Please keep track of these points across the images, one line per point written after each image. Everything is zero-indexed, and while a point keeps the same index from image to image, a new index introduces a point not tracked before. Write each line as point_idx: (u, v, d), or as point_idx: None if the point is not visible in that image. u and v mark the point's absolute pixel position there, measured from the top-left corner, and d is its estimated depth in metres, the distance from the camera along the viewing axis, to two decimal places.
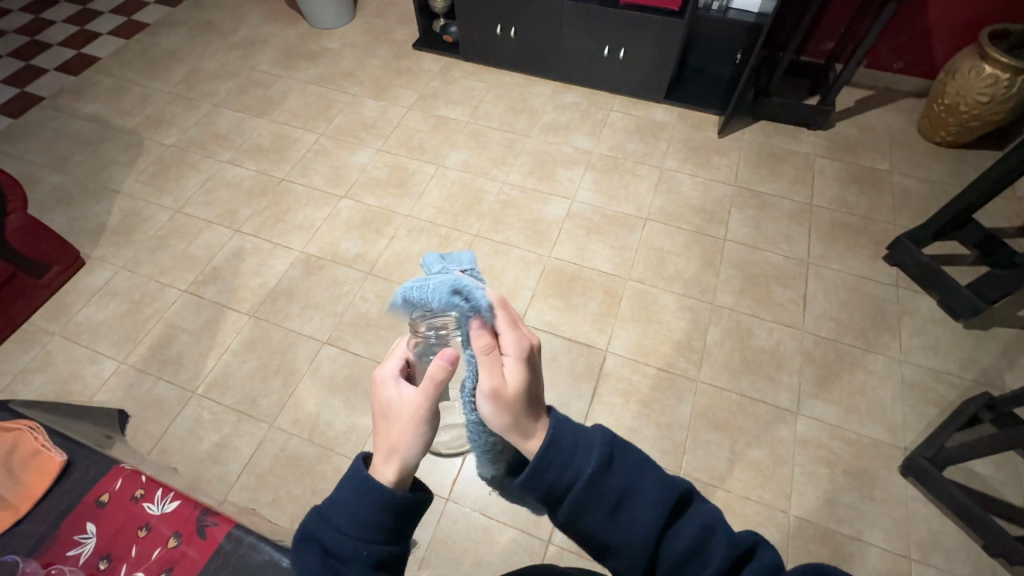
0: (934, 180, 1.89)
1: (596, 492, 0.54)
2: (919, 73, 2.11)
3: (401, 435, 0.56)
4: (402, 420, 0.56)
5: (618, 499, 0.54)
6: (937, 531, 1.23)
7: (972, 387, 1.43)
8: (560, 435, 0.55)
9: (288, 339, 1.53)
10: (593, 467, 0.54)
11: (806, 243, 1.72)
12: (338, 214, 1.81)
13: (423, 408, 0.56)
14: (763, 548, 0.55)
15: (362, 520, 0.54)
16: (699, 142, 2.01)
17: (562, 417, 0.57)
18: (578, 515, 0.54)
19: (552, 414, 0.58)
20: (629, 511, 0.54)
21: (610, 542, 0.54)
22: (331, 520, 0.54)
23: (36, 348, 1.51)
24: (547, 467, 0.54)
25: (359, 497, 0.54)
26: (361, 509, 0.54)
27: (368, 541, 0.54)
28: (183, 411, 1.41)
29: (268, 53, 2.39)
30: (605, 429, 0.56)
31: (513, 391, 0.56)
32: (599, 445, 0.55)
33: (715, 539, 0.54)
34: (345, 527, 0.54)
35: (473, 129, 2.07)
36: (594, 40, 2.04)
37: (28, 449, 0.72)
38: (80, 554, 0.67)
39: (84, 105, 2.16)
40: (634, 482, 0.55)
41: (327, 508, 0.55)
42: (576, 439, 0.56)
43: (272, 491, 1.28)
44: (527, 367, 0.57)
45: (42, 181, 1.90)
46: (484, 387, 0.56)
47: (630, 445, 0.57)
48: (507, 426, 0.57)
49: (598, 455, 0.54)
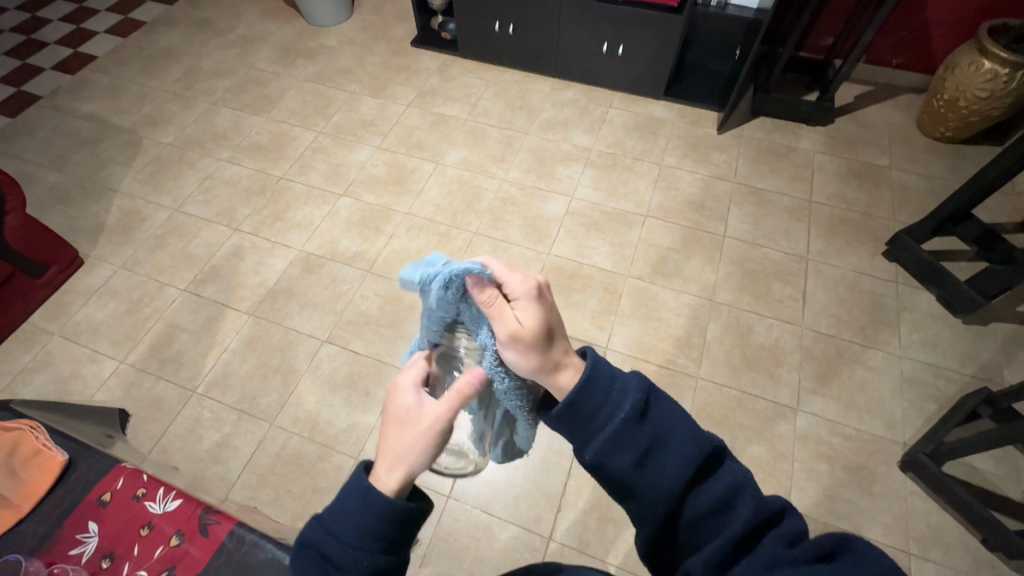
0: (933, 175, 1.89)
1: (626, 435, 0.55)
2: (919, 68, 2.11)
3: (413, 442, 0.57)
4: (419, 430, 0.57)
5: (648, 445, 0.55)
6: (936, 525, 1.23)
7: (971, 383, 1.43)
8: (597, 378, 0.57)
9: (288, 337, 1.53)
10: (626, 411, 0.55)
11: (805, 239, 1.72)
12: (337, 212, 1.81)
13: (443, 422, 0.58)
14: (794, 514, 0.53)
15: (363, 530, 0.53)
16: (698, 139, 2.01)
17: (600, 360, 0.59)
18: (607, 456, 0.55)
19: (590, 354, 0.60)
20: (657, 458, 0.55)
21: (636, 486, 0.55)
22: (331, 529, 0.54)
23: (35, 348, 1.51)
24: (581, 405, 0.57)
25: (361, 506, 0.53)
26: (362, 520, 0.53)
27: (369, 551, 0.53)
28: (183, 410, 1.41)
29: (266, 51, 2.38)
30: (643, 376, 0.57)
31: (531, 329, 0.60)
32: (634, 390, 0.56)
33: (744, 500, 0.52)
34: (346, 537, 0.53)
35: (472, 126, 2.06)
36: (592, 37, 2.03)
37: (29, 449, 0.72)
38: (82, 553, 0.67)
39: (81, 103, 2.15)
40: (665, 429, 0.55)
41: (327, 516, 0.54)
42: (613, 383, 0.57)
43: (273, 490, 1.28)
44: (537, 301, 0.62)
45: (40, 180, 1.89)
46: (502, 335, 0.61)
47: (667, 395, 0.57)
48: (540, 364, 0.61)
49: (632, 401, 0.55)
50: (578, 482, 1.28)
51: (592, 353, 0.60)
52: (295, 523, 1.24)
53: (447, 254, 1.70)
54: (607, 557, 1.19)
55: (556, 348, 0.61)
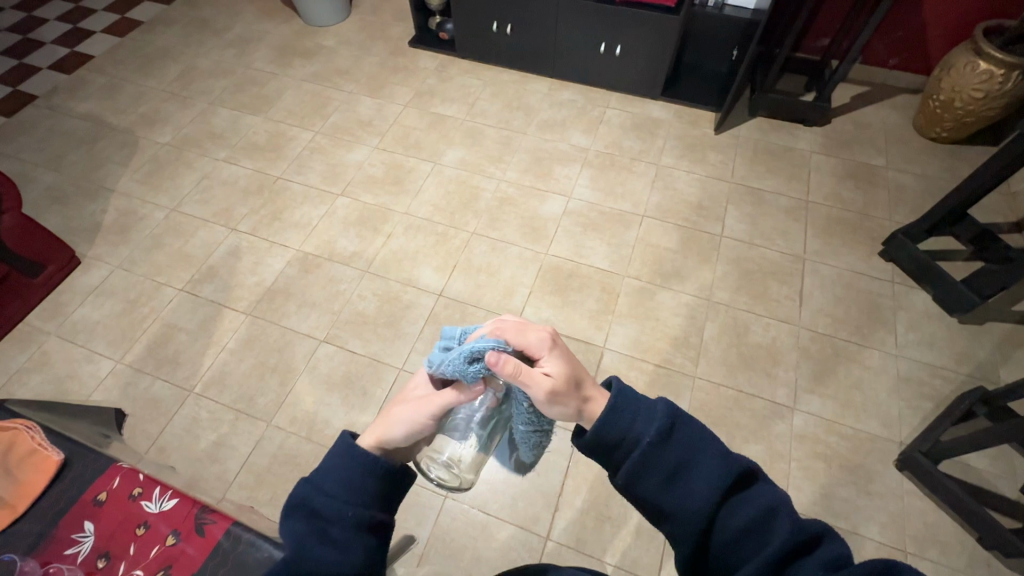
0: (930, 176, 1.90)
1: (654, 459, 0.55)
2: (915, 69, 2.12)
3: (402, 418, 0.66)
4: (410, 406, 0.67)
5: (677, 468, 0.55)
6: (932, 523, 1.24)
7: (967, 382, 1.44)
8: (622, 405, 0.57)
9: (285, 337, 1.53)
10: (653, 436, 0.55)
11: (802, 239, 1.73)
12: (335, 212, 1.81)
13: (432, 406, 0.66)
14: (833, 538, 0.52)
15: (352, 483, 0.59)
16: (696, 139, 2.01)
17: (625, 387, 0.58)
18: (636, 480, 0.56)
19: (614, 383, 0.59)
20: (687, 481, 0.55)
21: (667, 509, 0.55)
22: (321, 486, 0.58)
23: (32, 348, 1.51)
24: (608, 432, 0.57)
25: (352, 464, 0.59)
26: (353, 475, 0.59)
27: (356, 505, 0.58)
28: (180, 410, 1.40)
29: (263, 51, 2.38)
30: (669, 402, 0.56)
31: (560, 379, 0.63)
32: (661, 415, 0.56)
33: (778, 522, 0.52)
34: (338, 493, 0.58)
35: (470, 126, 2.06)
36: (590, 37, 2.03)
37: (25, 449, 0.72)
38: (77, 553, 0.67)
39: (78, 103, 2.14)
40: (693, 453, 0.55)
41: (317, 476, 0.59)
42: (638, 408, 0.57)
43: (271, 490, 1.28)
44: (557, 354, 0.65)
45: (36, 180, 1.88)
46: (538, 394, 0.63)
47: (694, 420, 0.57)
48: (576, 410, 0.63)
49: (658, 425, 0.55)
50: (576, 481, 1.28)
51: (617, 382, 0.59)
52: None
53: (445, 253, 1.70)
54: (606, 558, 1.18)
55: (583, 391, 0.64)
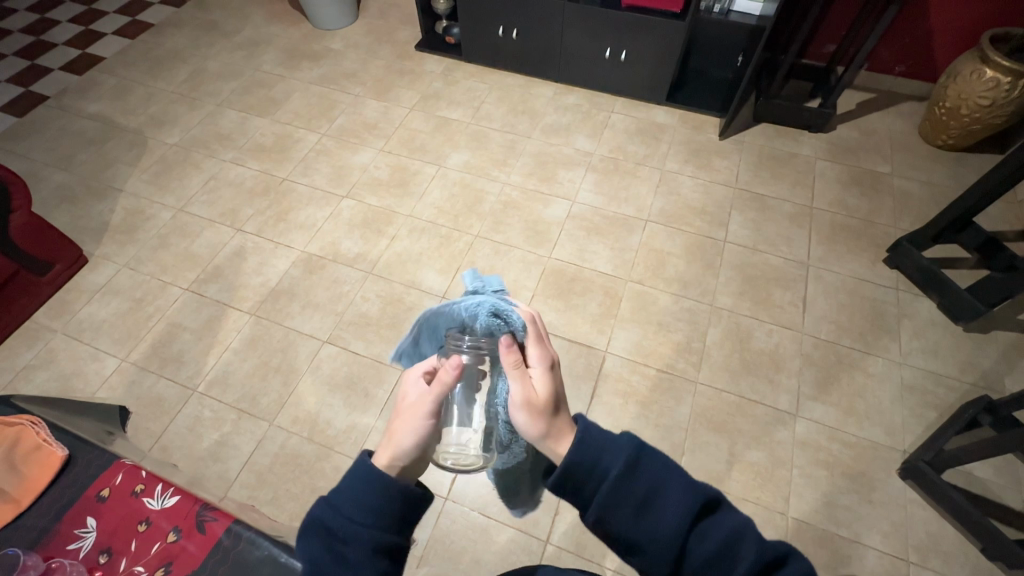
0: (935, 183, 1.89)
1: (622, 492, 0.55)
2: (922, 76, 2.11)
3: (407, 429, 0.63)
4: (408, 415, 0.64)
5: (645, 500, 0.55)
6: (935, 533, 1.23)
7: (972, 391, 1.43)
8: (588, 440, 0.58)
9: (288, 337, 1.53)
10: (620, 467, 0.55)
11: (806, 245, 1.72)
12: (340, 213, 1.82)
13: (427, 406, 0.64)
14: (797, 557, 0.55)
15: (366, 505, 0.57)
16: (700, 145, 2.02)
17: (590, 421, 0.59)
18: (607, 514, 0.55)
19: (579, 418, 0.60)
20: (656, 511, 0.55)
21: (638, 542, 0.55)
22: (338, 507, 0.57)
23: (38, 346, 1.52)
24: (575, 468, 0.57)
25: (366, 485, 0.58)
26: (367, 496, 0.58)
27: (372, 527, 0.57)
28: (184, 408, 1.41)
29: (271, 53, 2.40)
30: (633, 434, 0.57)
31: (543, 398, 0.63)
32: (626, 445, 0.57)
33: (746, 545, 0.54)
34: (353, 514, 0.57)
35: (475, 130, 2.08)
36: (595, 42, 2.04)
37: (30, 444, 0.72)
38: (80, 548, 0.68)
39: (89, 104, 2.17)
40: (659, 484, 0.56)
41: (334, 496, 0.58)
42: (604, 442, 0.58)
43: (272, 489, 1.29)
44: (551, 375, 0.66)
45: (45, 180, 1.91)
46: (517, 396, 0.63)
47: (659, 450, 0.57)
48: (540, 432, 0.62)
49: (624, 457, 0.56)
50: None
51: (582, 418, 0.59)
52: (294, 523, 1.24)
53: (448, 256, 1.70)
54: (605, 563, 1.18)
55: (557, 419, 0.63)
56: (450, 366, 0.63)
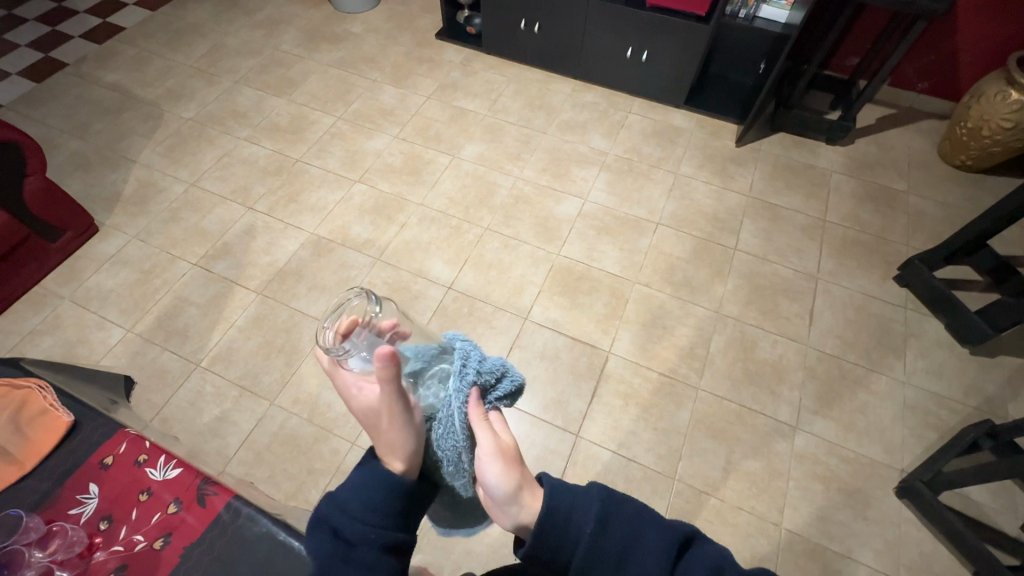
0: (950, 204, 1.87)
1: (598, 551, 0.52)
2: (945, 94, 2.09)
3: (400, 431, 0.55)
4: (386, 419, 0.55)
5: (622, 556, 0.52)
6: (928, 554, 1.23)
7: (974, 415, 1.42)
8: (557, 501, 0.54)
9: (294, 318, 1.54)
10: (592, 525, 0.52)
11: (817, 258, 1.72)
12: (351, 198, 1.82)
13: (395, 399, 0.54)
14: None
15: (373, 504, 0.53)
16: (716, 151, 2.00)
17: (556, 479, 0.55)
18: None
19: (545, 479, 0.56)
20: (635, 566, 0.51)
21: None
22: (342, 506, 0.54)
23: (45, 311, 1.53)
24: (545, 537, 0.53)
25: (369, 483, 0.54)
26: (373, 493, 0.54)
27: (380, 526, 0.53)
28: (186, 382, 1.42)
29: (291, 33, 2.40)
30: (601, 484, 0.54)
31: (509, 449, 0.58)
32: (595, 500, 0.54)
33: None
34: (359, 513, 0.53)
35: (490, 122, 2.07)
36: (618, 41, 2.03)
37: (36, 408, 0.73)
38: (81, 513, 0.68)
39: (107, 73, 2.17)
40: (635, 534, 0.52)
41: (338, 493, 0.54)
42: (573, 500, 0.54)
43: (270, 468, 1.30)
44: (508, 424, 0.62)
45: (61, 146, 1.91)
46: (489, 447, 0.57)
47: (629, 497, 0.54)
48: (514, 486, 0.56)
49: (594, 513, 0.53)
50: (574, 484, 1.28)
51: (548, 477, 0.56)
52: (289, 502, 1.25)
53: (457, 247, 1.70)
54: None
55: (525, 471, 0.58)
56: (378, 362, 0.50)
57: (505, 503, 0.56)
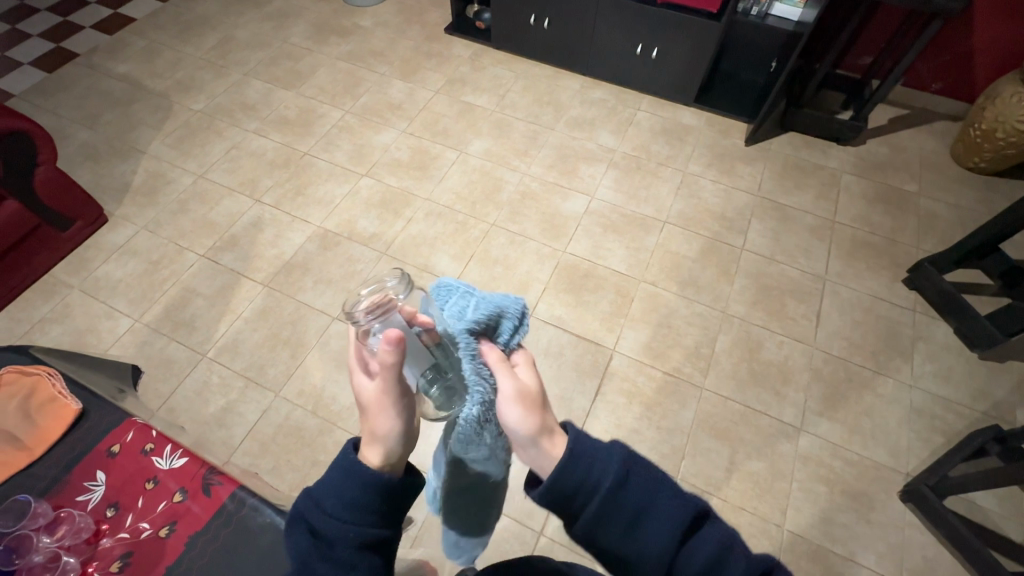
0: (963, 207, 1.85)
1: (613, 507, 0.52)
2: (959, 95, 2.06)
3: (387, 422, 0.55)
4: (377, 407, 0.55)
5: (636, 515, 0.52)
6: (932, 558, 1.22)
7: (981, 420, 1.41)
8: (579, 455, 0.52)
9: (299, 311, 1.55)
10: (612, 483, 0.51)
11: (825, 259, 1.70)
12: (358, 191, 1.82)
13: (393, 387, 0.54)
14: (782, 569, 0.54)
15: (349, 503, 0.53)
16: (725, 150, 1.99)
17: (581, 431, 0.54)
18: (595, 530, 0.52)
19: (570, 429, 0.55)
20: (647, 527, 0.52)
21: (627, 555, 0.53)
22: (320, 502, 0.53)
23: (55, 300, 1.55)
24: (565, 481, 0.52)
25: (344, 481, 0.53)
26: (348, 492, 0.53)
27: (356, 524, 0.53)
28: (192, 373, 1.43)
29: (301, 26, 2.40)
30: (624, 445, 0.53)
31: (525, 393, 0.56)
32: (615, 459, 0.52)
33: (732, 558, 0.52)
34: (336, 511, 0.52)
35: (498, 118, 2.06)
36: (628, 38, 2.01)
37: (45, 395, 0.74)
38: (88, 500, 0.69)
39: (117, 65, 2.18)
40: (651, 499, 0.52)
41: (316, 490, 0.54)
42: (595, 454, 0.53)
43: (274, 459, 1.31)
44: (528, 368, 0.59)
45: (71, 136, 1.93)
46: (509, 391, 0.55)
47: (649, 463, 0.54)
48: (535, 430, 0.55)
49: (616, 471, 0.52)
50: None
51: (574, 428, 0.55)
52: (293, 493, 1.26)
53: (463, 242, 1.70)
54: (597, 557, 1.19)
55: (542, 416, 0.56)
56: (385, 343, 0.51)
57: (528, 447, 0.55)
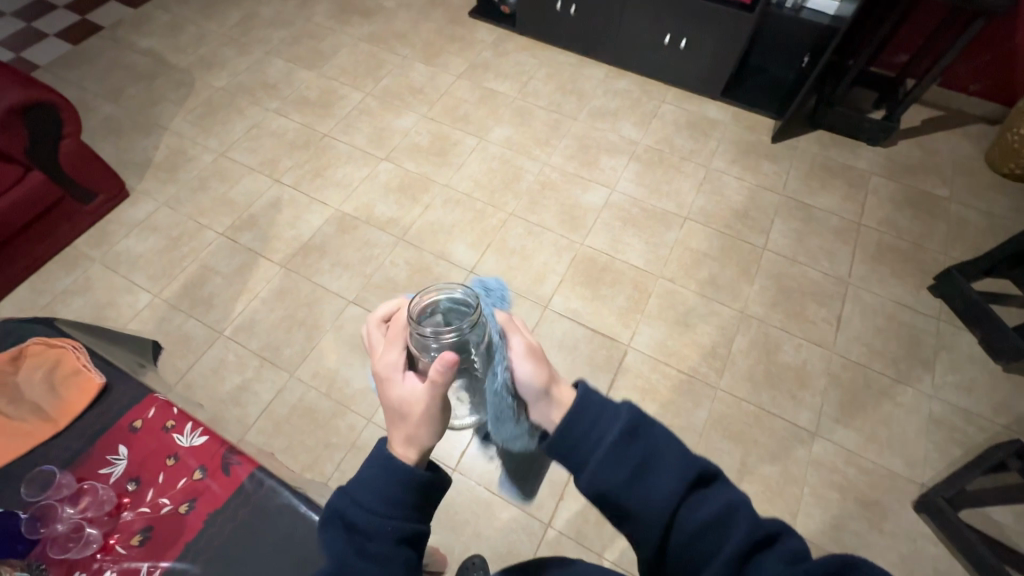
0: (995, 214, 1.80)
1: (618, 455, 0.52)
2: (997, 98, 1.99)
3: (425, 428, 0.55)
4: (416, 415, 0.54)
5: (641, 465, 0.52)
6: (943, 570, 1.21)
7: (1003, 434, 1.38)
8: (587, 404, 0.55)
9: (316, 293, 1.55)
10: (618, 432, 0.53)
11: (848, 263, 1.67)
12: (377, 175, 1.81)
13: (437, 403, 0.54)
14: (792, 536, 0.50)
15: (389, 497, 0.53)
16: (750, 146, 1.94)
17: (591, 387, 0.56)
18: (599, 478, 0.52)
19: (581, 385, 0.57)
20: (652, 477, 0.52)
21: (630, 508, 0.52)
22: (357, 496, 0.53)
23: (77, 272, 1.57)
24: (569, 428, 0.54)
25: (387, 476, 0.54)
26: (389, 487, 0.53)
27: (394, 518, 0.53)
28: (209, 350, 1.45)
29: (324, 5, 2.37)
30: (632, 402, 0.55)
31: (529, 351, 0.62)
32: (624, 411, 0.54)
33: (738, 521, 0.50)
34: (376, 506, 0.53)
35: (520, 105, 2.03)
36: (656, 28, 1.97)
37: (70, 367, 0.75)
38: (110, 473, 0.70)
39: (141, 39, 2.18)
40: (656, 453, 0.53)
41: (354, 486, 0.54)
42: (604, 407, 0.55)
43: (288, 439, 1.32)
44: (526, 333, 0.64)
45: (95, 110, 1.94)
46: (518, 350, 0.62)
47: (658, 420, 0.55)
48: (545, 381, 0.61)
49: (621, 422, 0.53)
50: None
51: (583, 383, 0.57)
52: (305, 473, 1.27)
53: (480, 231, 1.69)
54: (603, 552, 1.20)
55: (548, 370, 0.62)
56: (441, 364, 0.50)
57: (540, 400, 0.60)
